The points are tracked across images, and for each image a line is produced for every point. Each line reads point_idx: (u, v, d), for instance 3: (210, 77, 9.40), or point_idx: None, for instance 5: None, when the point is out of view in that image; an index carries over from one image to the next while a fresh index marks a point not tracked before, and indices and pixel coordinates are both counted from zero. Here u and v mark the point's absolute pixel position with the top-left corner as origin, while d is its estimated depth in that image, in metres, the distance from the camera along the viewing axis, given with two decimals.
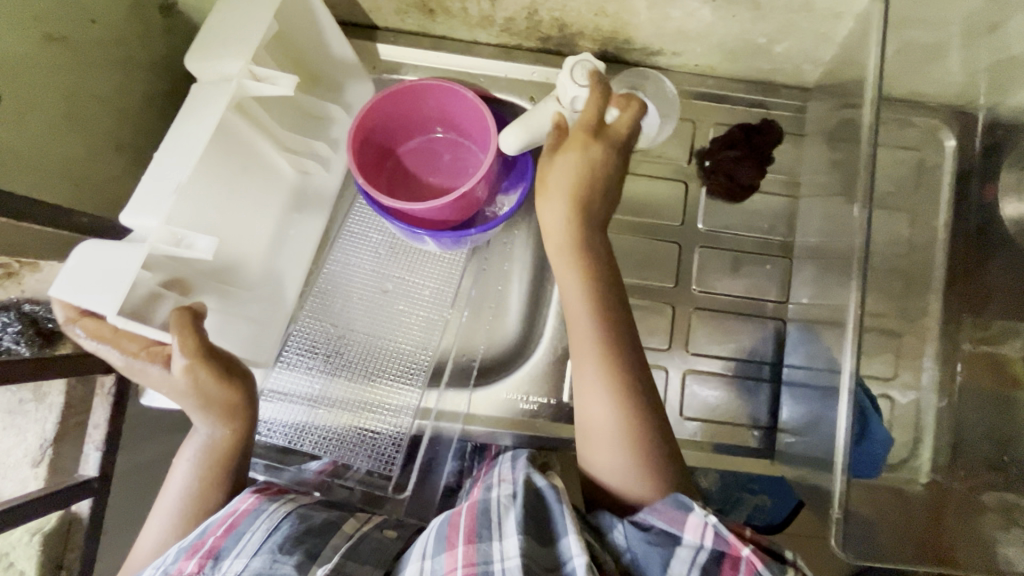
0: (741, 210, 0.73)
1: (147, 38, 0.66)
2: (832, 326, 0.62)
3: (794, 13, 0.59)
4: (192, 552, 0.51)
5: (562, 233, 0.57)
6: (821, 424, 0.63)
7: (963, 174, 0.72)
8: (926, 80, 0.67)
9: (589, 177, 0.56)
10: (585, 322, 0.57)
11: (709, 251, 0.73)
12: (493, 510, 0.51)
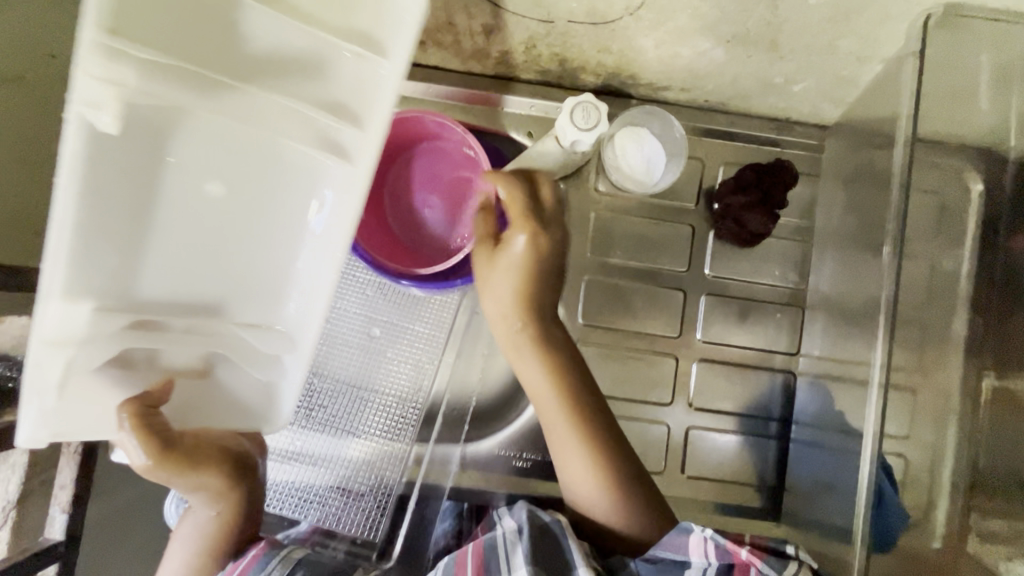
0: (750, 255, 0.69)
1: None
2: (853, 386, 0.57)
3: (815, 55, 0.54)
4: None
5: (514, 330, 0.59)
6: (835, 493, 0.58)
7: (991, 221, 0.67)
8: (954, 122, 0.62)
9: (535, 260, 0.58)
10: (546, 401, 0.59)
11: (716, 298, 0.69)
12: (501, 548, 0.54)
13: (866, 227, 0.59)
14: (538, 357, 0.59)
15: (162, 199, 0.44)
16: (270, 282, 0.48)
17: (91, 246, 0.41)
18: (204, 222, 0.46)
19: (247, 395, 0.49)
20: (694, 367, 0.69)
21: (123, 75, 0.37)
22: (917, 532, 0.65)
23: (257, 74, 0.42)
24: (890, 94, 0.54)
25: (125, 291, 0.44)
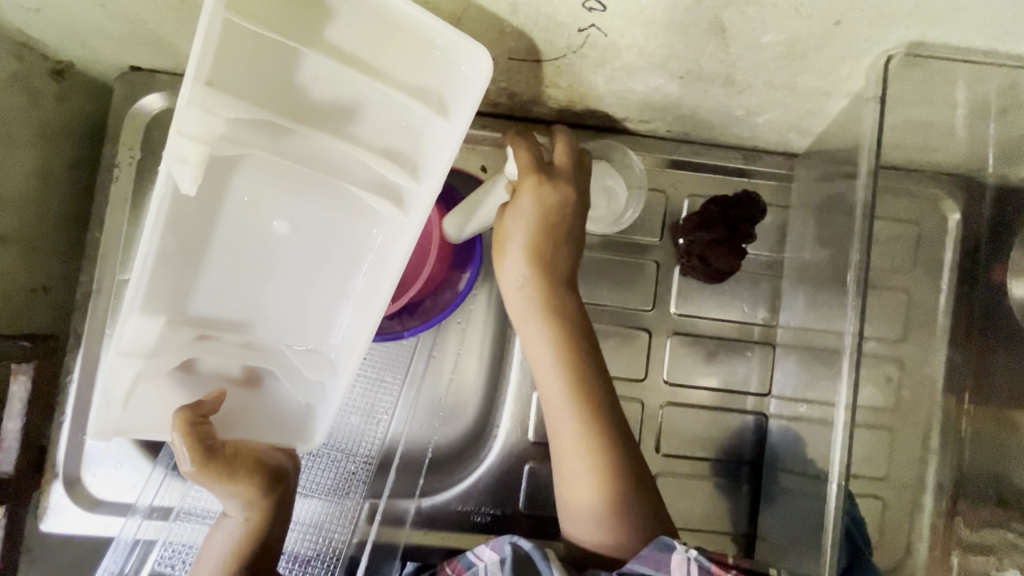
0: (718, 291, 0.66)
1: (37, 109, 0.55)
2: (819, 428, 0.55)
3: (775, 90, 0.50)
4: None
5: (525, 293, 0.55)
6: (804, 543, 0.56)
7: (970, 250, 0.64)
8: (929, 153, 0.58)
9: (547, 215, 0.53)
10: (551, 384, 0.55)
11: (684, 337, 0.66)
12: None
13: (835, 267, 0.55)
14: (548, 327, 0.55)
15: (229, 232, 0.48)
16: (321, 311, 0.52)
17: (163, 271, 0.47)
18: (258, 254, 0.49)
19: (293, 412, 0.54)
20: (662, 411, 0.65)
21: (215, 128, 0.41)
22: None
23: (325, 122, 0.43)
24: (855, 127, 0.51)
25: (187, 312, 0.49)
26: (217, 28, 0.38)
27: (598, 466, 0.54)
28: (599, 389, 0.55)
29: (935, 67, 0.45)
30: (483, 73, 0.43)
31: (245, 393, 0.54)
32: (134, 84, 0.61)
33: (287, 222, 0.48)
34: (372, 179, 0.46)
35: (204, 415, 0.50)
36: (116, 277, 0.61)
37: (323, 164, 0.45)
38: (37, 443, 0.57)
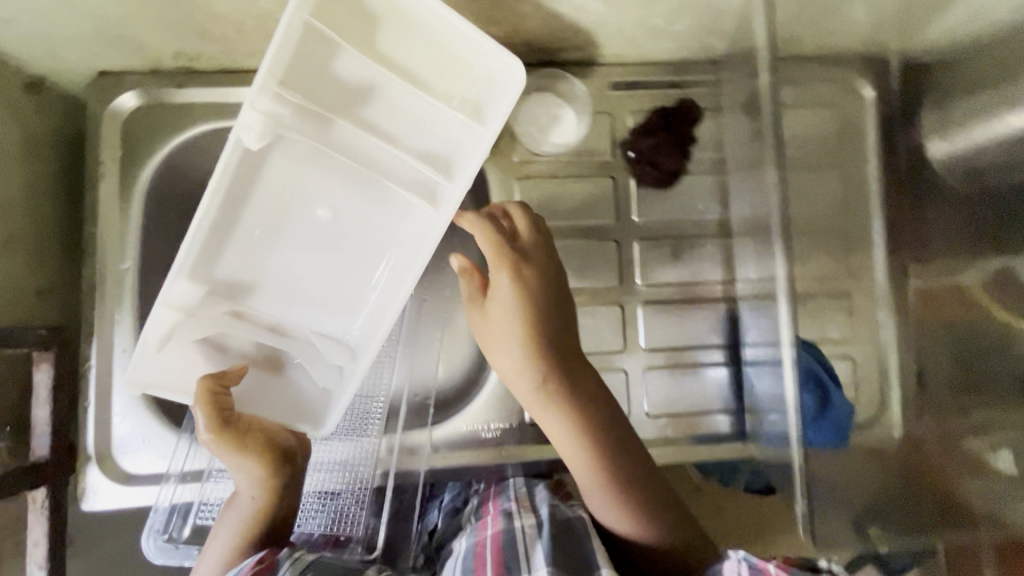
0: (673, 195, 0.72)
1: (21, 120, 0.59)
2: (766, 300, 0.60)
3: None
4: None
5: (541, 391, 0.58)
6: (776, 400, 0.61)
7: (888, 121, 0.71)
8: (830, 36, 0.66)
9: (532, 304, 0.59)
10: (563, 432, 0.58)
11: (648, 243, 0.71)
12: (518, 546, 0.52)
13: None
14: (546, 369, 0.58)
15: (273, 212, 0.53)
16: (350, 300, 0.57)
17: (214, 246, 0.53)
18: (297, 238, 0.54)
19: (308, 399, 0.60)
20: (640, 311, 0.71)
21: (279, 111, 0.48)
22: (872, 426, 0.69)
23: (354, 112, 0.50)
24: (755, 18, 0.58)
25: (220, 277, 0.54)
26: (297, 31, 0.47)
27: (611, 472, 0.58)
28: (597, 403, 0.59)
29: None
30: (514, 81, 0.50)
31: (268, 374, 0.59)
32: (105, 87, 0.65)
33: (327, 208, 0.54)
34: (405, 172, 0.52)
35: (226, 386, 0.54)
36: (116, 269, 0.65)
37: (359, 150, 0.51)
38: (67, 430, 0.61)
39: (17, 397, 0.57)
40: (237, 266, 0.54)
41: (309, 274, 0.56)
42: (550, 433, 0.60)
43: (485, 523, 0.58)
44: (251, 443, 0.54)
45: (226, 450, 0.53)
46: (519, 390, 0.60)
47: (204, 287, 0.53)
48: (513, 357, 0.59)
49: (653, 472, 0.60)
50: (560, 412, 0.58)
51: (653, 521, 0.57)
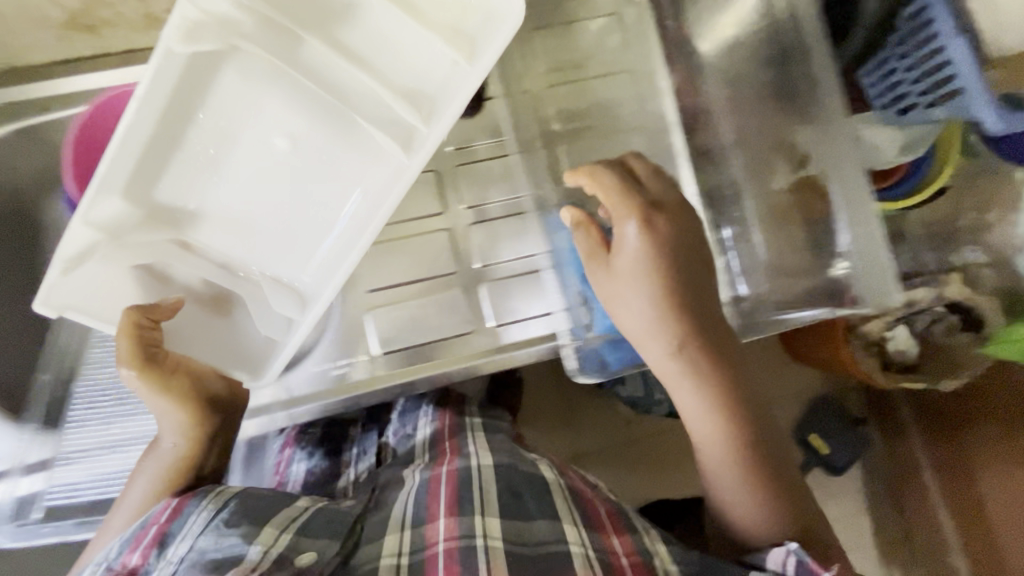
0: (484, 120, 0.82)
1: None
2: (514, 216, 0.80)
3: None
4: (134, 545, 0.56)
5: (672, 362, 0.63)
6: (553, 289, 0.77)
7: (664, 31, 0.83)
8: None
9: (665, 246, 0.63)
10: (693, 399, 0.64)
11: (469, 167, 0.81)
12: (471, 491, 0.61)
13: None
14: (710, 378, 0.63)
15: (217, 135, 0.58)
16: (308, 233, 0.63)
17: (163, 168, 0.58)
18: (250, 165, 0.60)
19: (253, 349, 0.67)
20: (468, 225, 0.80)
21: (241, 21, 0.50)
22: None
23: (328, 32, 0.53)
24: None
25: (154, 197, 0.59)
26: None
27: (741, 456, 0.64)
28: (738, 411, 0.64)
29: None
30: (506, 33, 0.50)
31: (211, 315, 0.66)
32: None
33: (287, 137, 0.58)
34: (377, 108, 0.56)
35: (150, 318, 0.59)
36: None
37: (323, 78, 0.54)
38: None
39: None
40: (181, 184, 0.59)
41: (265, 200, 0.61)
42: (683, 408, 0.66)
43: (441, 463, 0.67)
44: (172, 398, 0.61)
45: (150, 386, 0.60)
46: (686, 400, 0.65)
47: (138, 207, 0.58)
48: (634, 311, 0.63)
49: (773, 454, 0.66)
50: (692, 366, 0.63)
51: (756, 480, 0.64)
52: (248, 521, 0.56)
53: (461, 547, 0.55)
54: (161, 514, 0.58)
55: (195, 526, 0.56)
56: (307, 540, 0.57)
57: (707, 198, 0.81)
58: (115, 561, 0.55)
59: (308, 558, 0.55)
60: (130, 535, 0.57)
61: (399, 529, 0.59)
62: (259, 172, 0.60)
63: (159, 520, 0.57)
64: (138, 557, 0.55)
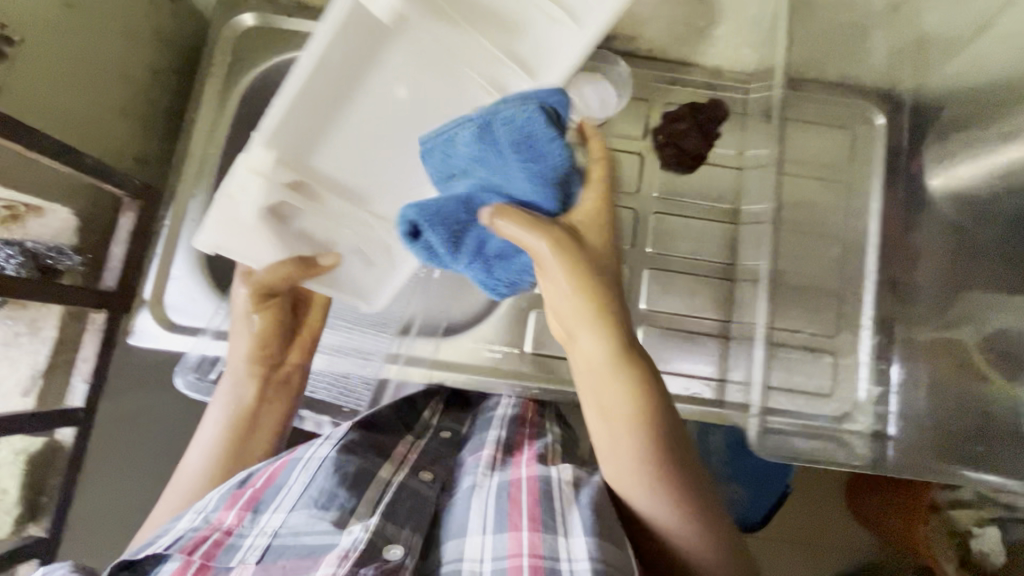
0: (695, 178, 0.79)
1: (158, 19, 0.72)
2: (688, 275, 0.77)
3: (678, 24, 0.77)
4: (230, 505, 0.59)
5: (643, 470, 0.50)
6: (678, 364, 0.75)
7: (894, 153, 0.78)
8: (851, 61, 0.77)
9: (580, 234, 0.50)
10: (625, 403, 0.50)
11: (662, 217, 0.78)
12: (553, 501, 0.54)
13: None
14: (649, 409, 0.50)
15: (369, 117, 0.53)
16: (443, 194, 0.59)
17: (320, 129, 0.51)
18: (385, 131, 0.54)
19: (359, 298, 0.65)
20: (647, 274, 0.77)
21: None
22: (845, 424, 0.74)
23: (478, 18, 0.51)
24: None
25: (308, 163, 0.52)
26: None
27: None
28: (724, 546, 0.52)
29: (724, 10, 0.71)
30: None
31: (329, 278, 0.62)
32: (228, 8, 0.78)
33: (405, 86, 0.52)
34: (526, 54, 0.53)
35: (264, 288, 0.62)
36: (207, 153, 0.76)
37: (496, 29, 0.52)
38: (135, 271, 0.70)
39: (99, 238, 0.69)
40: (328, 152, 0.53)
41: (398, 166, 0.56)
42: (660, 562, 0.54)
43: (518, 463, 0.60)
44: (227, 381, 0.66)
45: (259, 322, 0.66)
46: (587, 410, 0.54)
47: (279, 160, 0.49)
48: (589, 347, 0.51)
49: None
50: (626, 377, 0.50)
51: None
52: (345, 499, 0.58)
53: (546, 567, 0.49)
54: (259, 478, 0.60)
55: (286, 503, 0.58)
56: (392, 529, 0.56)
57: (889, 333, 0.77)
58: (211, 514, 0.58)
59: (396, 552, 0.54)
60: (228, 494, 0.59)
61: (480, 532, 0.54)
62: (398, 144, 0.55)
63: (255, 485, 0.60)
64: (234, 519, 0.58)
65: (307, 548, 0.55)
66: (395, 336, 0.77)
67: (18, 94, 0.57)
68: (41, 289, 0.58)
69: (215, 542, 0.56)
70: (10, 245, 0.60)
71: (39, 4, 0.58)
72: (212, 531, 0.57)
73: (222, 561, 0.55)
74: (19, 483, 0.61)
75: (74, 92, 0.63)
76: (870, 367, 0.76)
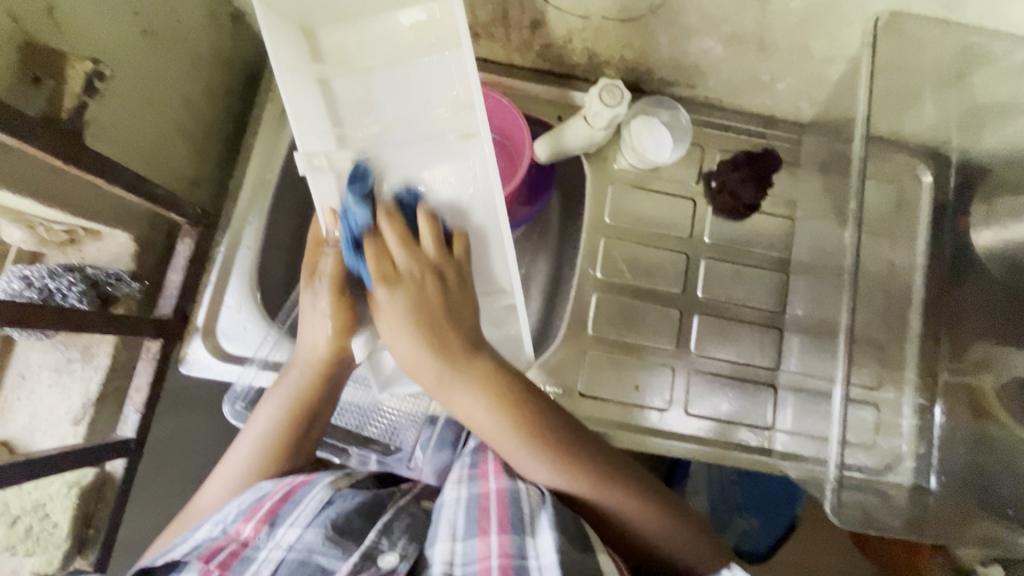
0: (744, 226, 0.80)
1: (217, 41, 0.71)
2: (738, 323, 0.79)
3: (744, 79, 0.75)
4: (248, 517, 0.58)
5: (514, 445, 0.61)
6: (727, 409, 0.76)
7: (939, 209, 0.80)
8: (906, 122, 0.75)
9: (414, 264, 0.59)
10: (483, 419, 0.61)
11: (713, 263, 0.80)
12: (522, 506, 0.58)
13: (832, 192, 0.71)
14: (503, 422, 0.60)
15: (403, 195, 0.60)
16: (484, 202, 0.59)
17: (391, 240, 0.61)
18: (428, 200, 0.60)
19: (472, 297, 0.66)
20: (696, 320, 0.78)
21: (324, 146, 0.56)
22: (887, 476, 0.72)
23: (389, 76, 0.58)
24: (851, 90, 0.68)
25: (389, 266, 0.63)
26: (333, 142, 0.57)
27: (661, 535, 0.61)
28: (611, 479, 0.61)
29: (792, 64, 0.71)
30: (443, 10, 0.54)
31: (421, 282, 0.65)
32: None
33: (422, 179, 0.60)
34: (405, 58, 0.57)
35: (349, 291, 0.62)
36: (260, 178, 0.74)
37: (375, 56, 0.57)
38: (189, 298, 0.69)
39: (157, 263, 0.69)
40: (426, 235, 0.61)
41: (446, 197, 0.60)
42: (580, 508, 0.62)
43: (486, 475, 0.62)
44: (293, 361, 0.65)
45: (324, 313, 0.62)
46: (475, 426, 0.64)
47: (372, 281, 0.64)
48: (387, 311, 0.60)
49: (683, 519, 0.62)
50: (461, 383, 0.60)
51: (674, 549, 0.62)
52: (361, 528, 0.57)
53: (517, 566, 0.54)
54: (275, 492, 0.59)
55: (302, 518, 0.57)
56: (387, 542, 0.57)
57: (928, 386, 0.78)
58: (229, 526, 0.58)
59: (390, 560, 0.56)
60: (246, 506, 0.58)
61: (449, 539, 0.57)
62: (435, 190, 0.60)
63: (274, 496, 0.58)
64: (251, 531, 0.57)
65: (319, 569, 0.55)
66: None
67: (97, 127, 0.56)
68: (110, 322, 0.58)
69: (230, 553, 0.56)
70: (72, 272, 0.60)
71: (117, 32, 0.56)
72: (229, 542, 0.57)
73: (237, 570, 0.55)
74: (70, 516, 0.64)
75: (143, 120, 0.62)
76: (912, 421, 0.77)
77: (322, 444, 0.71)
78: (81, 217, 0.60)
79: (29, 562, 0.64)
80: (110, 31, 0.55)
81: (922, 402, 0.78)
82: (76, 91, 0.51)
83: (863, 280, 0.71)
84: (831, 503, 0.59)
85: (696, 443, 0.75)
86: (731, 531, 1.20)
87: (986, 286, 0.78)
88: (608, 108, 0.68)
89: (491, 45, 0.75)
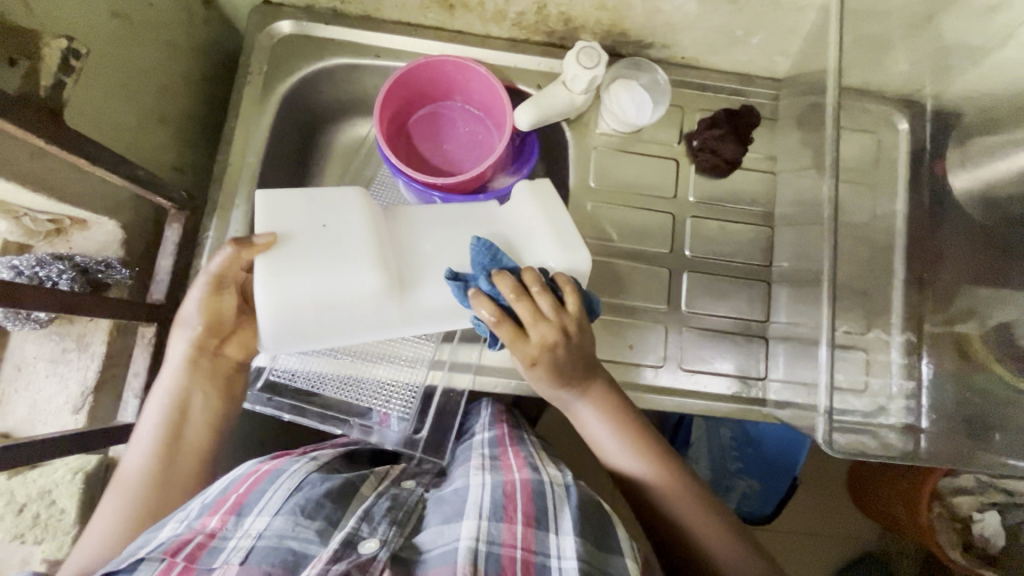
0: (727, 183, 0.81)
1: (190, 25, 0.70)
2: (727, 279, 0.80)
3: (718, 35, 0.76)
4: (214, 510, 0.58)
5: (605, 425, 0.67)
6: (716, 362, 0.78)
7: (917, 155, 0.81)
8: (877, 69, 0.76)
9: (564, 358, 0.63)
10: (604, 435, 0.68)
11: (699, 221, 0.81)
12: (548, 501, 0.59)
13: (810, 142, 0.72)
14: (625, 432, 0.68)
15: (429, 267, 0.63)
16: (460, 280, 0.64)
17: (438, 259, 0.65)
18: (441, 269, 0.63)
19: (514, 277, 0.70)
20: (686, 277, 0.80)
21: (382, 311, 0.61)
22: (879, 417, 0.74)
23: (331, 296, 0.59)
24: (824, 37, 0.69)
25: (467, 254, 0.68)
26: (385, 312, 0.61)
27: (704, 518, 0.66)
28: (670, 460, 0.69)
29: (765, 15, 0.72)
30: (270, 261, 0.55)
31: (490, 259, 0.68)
32: (265, 15, 0.75)
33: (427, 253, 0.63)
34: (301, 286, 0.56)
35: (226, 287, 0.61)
36: (242, 161, 0.74)
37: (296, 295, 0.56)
38: (181, 283, 0.69)
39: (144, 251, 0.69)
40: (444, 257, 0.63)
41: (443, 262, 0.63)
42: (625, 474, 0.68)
43: (507, 470, 0.64)
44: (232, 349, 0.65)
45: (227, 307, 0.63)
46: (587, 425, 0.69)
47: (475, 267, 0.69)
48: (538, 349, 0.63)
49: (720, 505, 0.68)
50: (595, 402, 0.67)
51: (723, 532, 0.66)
52: (330, 511, 0.59)
53: (539, 563, 0.54)
54: (240, 483, 0.61)
55: (270, 506, 0.58)
56: (367, 529, 0.58)
57: (915, 329, 0.80)
58: (194, 520, 0.58)
59: (371, 546, 0.56)
60: (211, 500, 0.60)
61: (476, 518, 0.57)
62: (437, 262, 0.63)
63: (239, 491, 0.60)
64: (217, 522, 0.57)
65: (292, 552, 0.55)
66: (439, 343, 0.74)
67: (73, 111, 0.56)
68: (102, 305, 0.58)
69: (198, 545, 0.56)
70: (60, 259, 0.61)
71: (90, 12, 0.56)
72: (195, 535, 0.56)
73: (205, 562, 0.54)
74: (76, 502, 0.66)
75: (119, 104, 0.61)
76: (901, 364, 0.78)
77: (323, 416, 0.72)
78: (67, 204, 0.60)
79: (39, 550, 0.65)
80: (81, 13, 0.55)
81: (910, 343, 0.79)
82: (53, 70, 0.52)
83: (846, 227, 0.73)
84: (823, 437, 0.60)
85: (691, 400, 0.77)
86: (732, 494, 1.22)
87: (964, 228, 0.80)
88: (585, 70, 0.69)
89: (466, 14, 0.75)
